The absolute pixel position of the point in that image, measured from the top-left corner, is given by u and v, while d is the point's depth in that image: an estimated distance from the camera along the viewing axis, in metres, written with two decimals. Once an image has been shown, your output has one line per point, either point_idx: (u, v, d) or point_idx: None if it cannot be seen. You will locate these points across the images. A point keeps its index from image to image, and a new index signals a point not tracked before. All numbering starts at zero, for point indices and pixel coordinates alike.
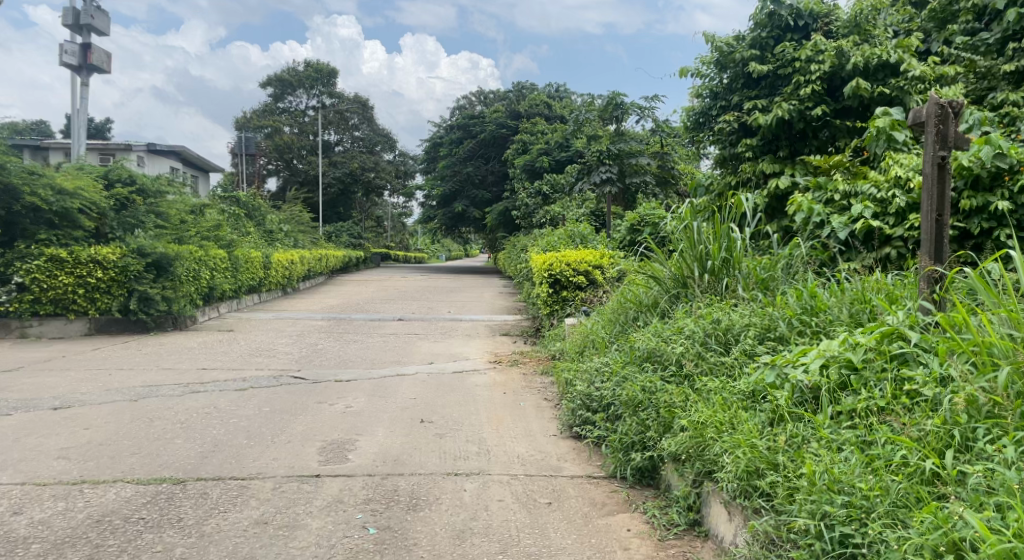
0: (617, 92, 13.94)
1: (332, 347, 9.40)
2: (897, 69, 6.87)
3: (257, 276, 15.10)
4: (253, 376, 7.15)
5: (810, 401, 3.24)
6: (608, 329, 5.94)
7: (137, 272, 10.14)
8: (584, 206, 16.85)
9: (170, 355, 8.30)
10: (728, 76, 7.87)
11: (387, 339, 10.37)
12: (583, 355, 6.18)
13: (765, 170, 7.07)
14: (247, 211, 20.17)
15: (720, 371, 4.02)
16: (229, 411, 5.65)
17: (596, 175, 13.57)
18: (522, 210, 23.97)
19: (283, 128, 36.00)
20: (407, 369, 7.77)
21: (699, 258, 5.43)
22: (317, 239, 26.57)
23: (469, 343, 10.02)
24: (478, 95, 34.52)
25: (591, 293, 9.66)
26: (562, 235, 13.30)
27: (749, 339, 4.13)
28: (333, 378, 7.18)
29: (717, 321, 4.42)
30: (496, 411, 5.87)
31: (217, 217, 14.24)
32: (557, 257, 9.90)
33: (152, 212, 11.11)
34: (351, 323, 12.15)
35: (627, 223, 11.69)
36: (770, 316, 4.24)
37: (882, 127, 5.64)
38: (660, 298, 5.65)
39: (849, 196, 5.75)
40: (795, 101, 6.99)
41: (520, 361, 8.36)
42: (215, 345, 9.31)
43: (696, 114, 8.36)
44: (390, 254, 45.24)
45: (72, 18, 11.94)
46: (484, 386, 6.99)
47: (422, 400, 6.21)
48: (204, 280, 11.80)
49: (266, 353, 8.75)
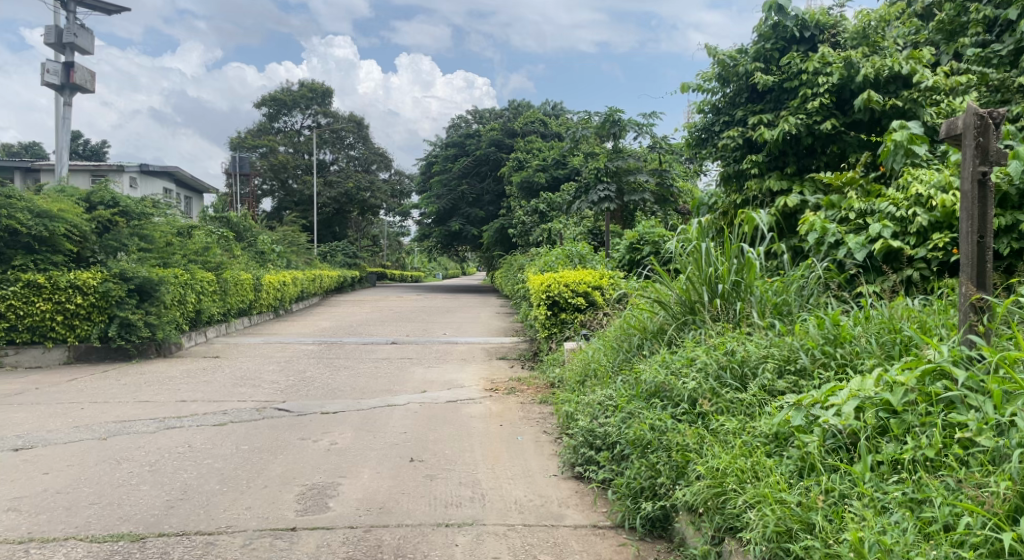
0: (614, 109, 13.68)
1: (321, 374, 9.02)
2: (909, 81, 6.55)
3: (247, 298, 14.71)
4: (234, 409, 6.76)
5: (844, 448, 2.87)
6: (611, 358, 5.56)
7: (118, 297, 9.75)
8: (582, 224, 16.54)
9: (150, 385, 7.92)
10: (732, 90, 7.58)
11: (379, 364, 9.97)
12: (584, 385, 5.80)
13: (773, 187, 6.77)
14: (239, 232, 19.84)
15: (736, 410, 3.64)
16: (204, 450, 5.26)
17: (594, 193, 13.26)
18: (518, 228, 23.67)
19: (278, 147, 35.77)
20: (398, 399, 7.39)
21: (707, 280, 5.08)
22: (312, 259, 26.23)
23: (464, 369, 9.64)
24: (474, 113, 34.35)
25: (591, 315, 9.29)
26: (561, 254, 12.94)
27: (767, 373, 3.76)
28: (319, 410, 6.79)
29: (731, 353, 4.05)
30: (492, 447, 5.48)
31: (205, 239, 13.89)
32: (555, 278, 9.54)
33: (136, 235, 10.66)
34: (343, 347, 11.76)
35: (627, 242, 11.37)
36: (789, 347, 3.88)
37: (900, 140, 5.34)
38: (666, 324, 5.28)
39: (865, 214, 5.41)
40: (802, 115, 6.68)
41: (517, 388, 7.96)
42: (199, 373, 8.91)
43: (698, 130, 8.03)
44: (386, 273, 44.89)
45: (54, 37, 11.67)
46: (479, 417, 6.59)
47: (413, 435, 5.82)
48: (190, 305, 11.41)
49: (251, 382, 8.35)
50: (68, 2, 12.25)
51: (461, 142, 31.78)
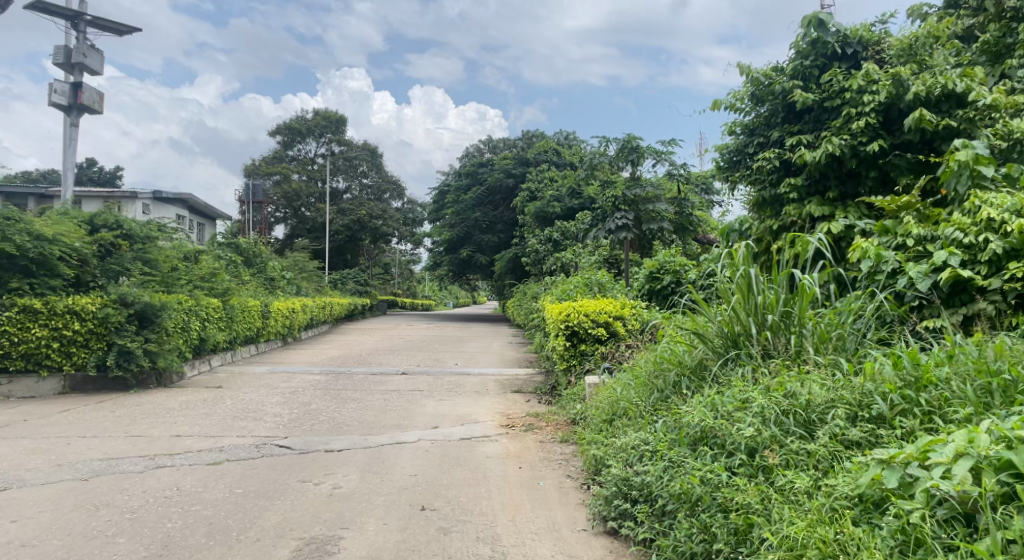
0: (633, 135, 13.30)
1: (326, 407, 8.50)
2: (963, 100, 6.08)
3: (254, 326, 14.27)
4: (232, 445, 6.26)
5: (960, 520, 2.41)
6: (643, 397, 5.03)
7: (117, 323, 9.35)
8: (597, 253, 16.05)
9: (144, 418, 7.42)
10: (767, 110, 7.15)
11: (388, 397, 9.44)
12: (612, 424, 5.27)
13: (814, 212, 6.31)
14: (248, 258, 19.48)
15: (806, 464, 3.12)
16: (193, 494, 4.75)
17: (611, 221, 12.81)
18: (531, 256, 23.23)
19: (291, 175, 35.67)
20: (408, 436, 6.86)
21: (754, 312, 4.57)
22: (321, 287, 25.82)
23: (478, 402, 9.08)
24: (487, 143, 34.18)
25: (613, 347, 8.76)
26: (579, 282, 12.41)
27: (839, 420, 3.24)
28: (322, 447, 6.27)
29: (792, 395, 3.52)
30: (512, 494, 4.95)
31: (213, 265, 13.49)
32: (574, 307, 9.04)
33: (139, 259, 10.28)
34: (351, 378, 11.24)
35: (647, 270, 10.89)
36: (862, 390, 3.37)
37: (964, 160, 4.87)
38: (706, 359, 4.75)
39: (924, 240, 4.92)
40: (846, 136, 6.23)
41: (536, 425, 7.41)
42: (198, 405, 8.43)
43: (730, 152, 7.57)
44: (397, 301, 44.52)
45: (63, 56, 11.48)
46: (495, 458, 6.04)
47: (424, 479, 5.29)
48: (194, 332, 10.99)
49: (252, 415, 7.84)
50: (79, 23, 12.08)
51: (474, 172, 31.59)
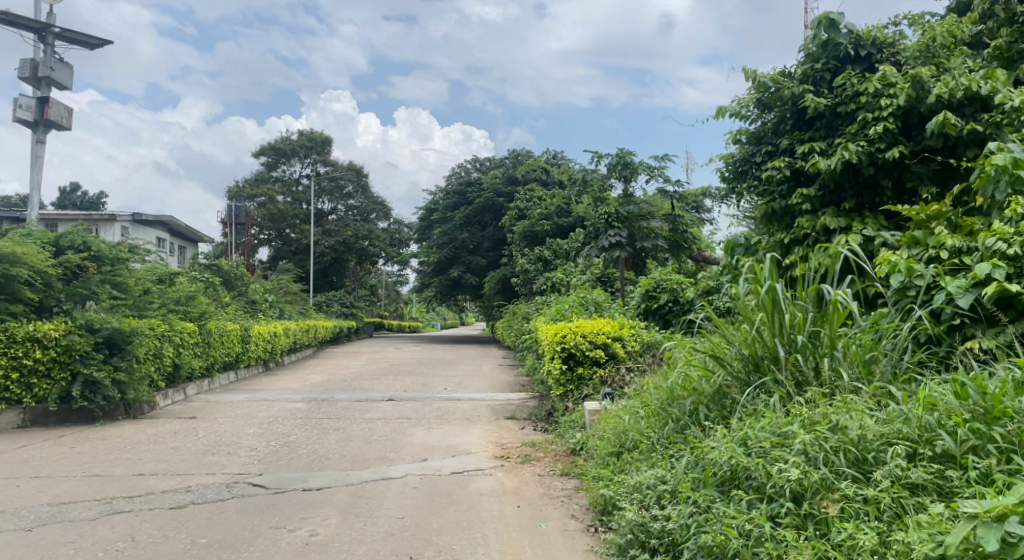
0: (626, 150, 12.91)
1: (308, 438, 7.93)
2: (988, 103, 5.70)
3: (234, 352, 13.66)
4: (199, 485, 5.68)
5: None
6: (656, 428, 4.54)
7: (83, 351, 8.80)
8: (589, 273, 15.61)
9: (108, 454, 6.83)
10: (775, 117, 6.77)
11: (374, 425, 8.86)
12: (622, 458, 4.77)
13: (829, 224, 5.91)
14: (230, 281, 18.84)
15: (866, 515, 2.64)
16: (149, 546, 4.20)
17: (604, 239, 12.36)
18: (521, 276, 22.73)
19: (276, 196, 35.11)
20: (395, 470, 6.31)
21: (779, 333, 4.11)
22: (306, 310, 25.18)
23: (470, 430, 8.54)
24: (474, 163, 33.85)
25: (612, 370, 8.26)
26: (574, 301, 11.90)
27: (899, 459, 2.77)
28: (300, 486, 5.72)
29: (836, 429, 3.04)
30: (512, 540, 4.43)
31: (190, 287, 12.88)
32: (570, 328, 8.56)
33: (108, 282, 9.69)
34: (335, 405, 10.66)
35: (642, 289, 10.47)
36: (923, 421, 2.90)
37: (1002, 165, 4.46)
38: (726, 386, 4.27)
39: (960, 252, 4.50)
40: (863, 142, 5.83)
41: (533, 456, 6.89)
42: (168, 439, 7.82)
43: (736, 162, 7.14)
44: (384, 323, 43.85)
45: (29, 70, 11.06)
46: (491, 495, 5.51)
47: (412, 522, 4.75)
48: (167, 359, 10.38)
49: (226, 449, 7.26)
50: (47, 35, 11.62)
51: (462, 191, 31.19)
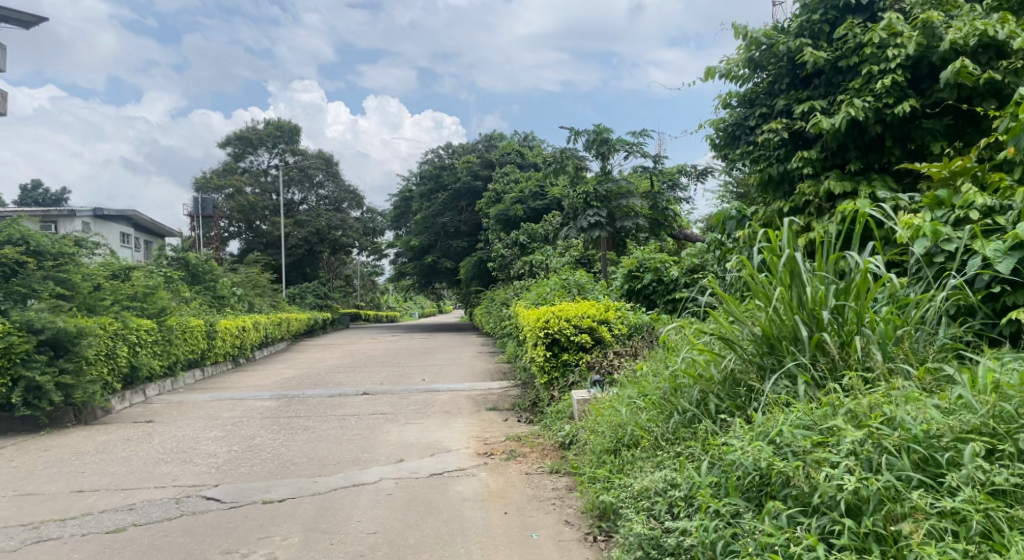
0: (603, 126, 12.33)
1: (274, 440, 7.31)
2: (1005, 50, 5.21)
3: (198, 349, 12.93)
4: (145, 501, 5.06)
5: None
6: (659, 422, 4.01)
7: (25, 353, 8.03)
8: (568, 255, 15.06)
9: (46, 467, 6.15)
10: (769, 75, 6.25)
11: (346, 423, 8.25)
12: (621, 455, 4.22)
13: (835, 189, 5.40)
14: (196, 275, 17.98)
15: (948, 533, 2.14)
16: None
17: (583, 219, 11.83)
18: (498, 261, 22.07)
19: (244, 187, 34.04)
20: (368, 474, 5.72)
21: (798, 308, 3.57)
22: (277, 304, 24.36)
23: (450, 425, 7.97)
24: (447, 148, 33.10)
25: (599, 355, 7.73)
26: (556, 283, 11.32)
27: (979, 460, 2.26)
28: (260, 498, 5.11)
29: (892, 423, 2.51)
30: (499, 555, 3.88)
31: (147, 282, 12.08)
32: (553, 312, 7.99)
33: (51, 279, 8.93)
34: (306, 402, 10.02)
35: (624, 269, 9.98)
36: (996, 412, 2.39)
37: None
38: (739, 372, 3.74)
39: (992, 214, 3.99)
40: (868, 97, 5.34)
41: (519, 452, 6.33)
42: (118, 447, 7.13)
43: (728, 126, 6.59)
44: (360, 314, 43.07)
45: None
46: (474, 501, 4.94)
47: (385, 540, 4.18)
48: (121, 359, 9.64)
49: (181, 456, 6.60)
50: None
51: (436, 176, 30.48)
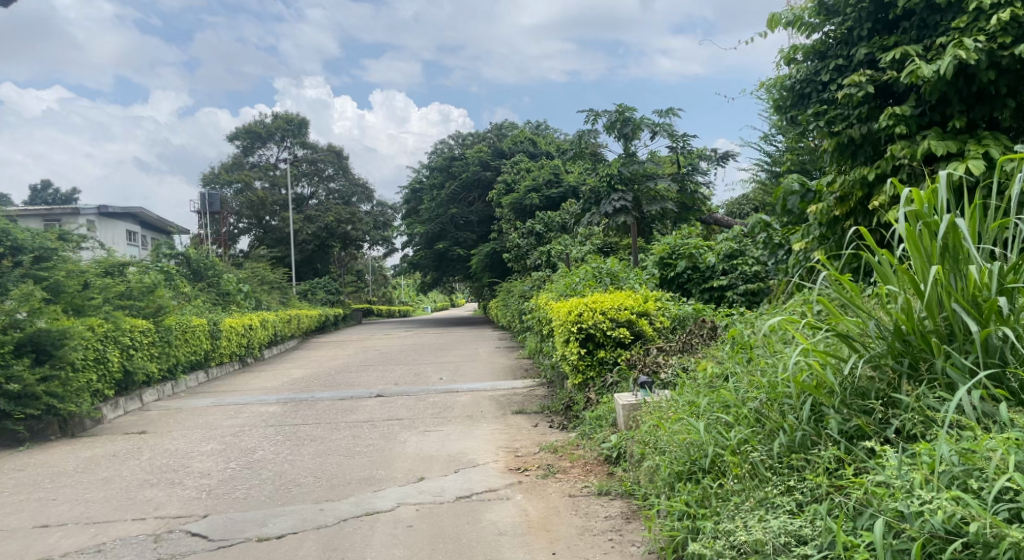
0: (626, 104, 11.40)
1: (277, 454, 6.47)
2: None
3: (201, 350, 12.14)
4: (118, 541, 4.21)
5: None
6: (757, 445, 3.13)
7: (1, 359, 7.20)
8: (589, 243, 14.16)
9: (14, 495, 5.32)
10: (844, 21, 5.32)
11: (357, 431, 7.40)
12: (700, 485, 3.33)
13: (938, 150, 4.49)
14: (200, 272, 17.20)
15: None
16: None
17: (607, 203, 10.86)
18: (513, 252, 21.02)
19: (252, 182, 33.32)
20: (382, 499, 4.85)
21: (956, 294, 2.69)
22: (287, 300, 23.58)
23: (474, 432, 7.10)
24: (456, 138, 32.12)
25: (640, 352, 6.84)
26: (584, 272, 10.40)
27: None
28: (255, 533, 4.26)
29: None
30: None
31: (145, 279, 11.27)
32: (585, 303, 7.08)
33: (30, 277, 8.29)
34: (315, 406, 9.20)
35: (655, 256, 9.04)
36: None
37: None
38: (867, 378, 2.88)
39: None
40: (980, 37, 4.39)
41: (557, 467, 5.45)
42: (100, 465, 6.30)
43: (795, 83, 5.68)
44: (372, 309, 42.42)
45: None
46: (511, 535, 4.05)
47: None
48: (112, 364, 8.83)
49: (170, 477, 5.77)
50: None
51: (446, 167, 29.57)
